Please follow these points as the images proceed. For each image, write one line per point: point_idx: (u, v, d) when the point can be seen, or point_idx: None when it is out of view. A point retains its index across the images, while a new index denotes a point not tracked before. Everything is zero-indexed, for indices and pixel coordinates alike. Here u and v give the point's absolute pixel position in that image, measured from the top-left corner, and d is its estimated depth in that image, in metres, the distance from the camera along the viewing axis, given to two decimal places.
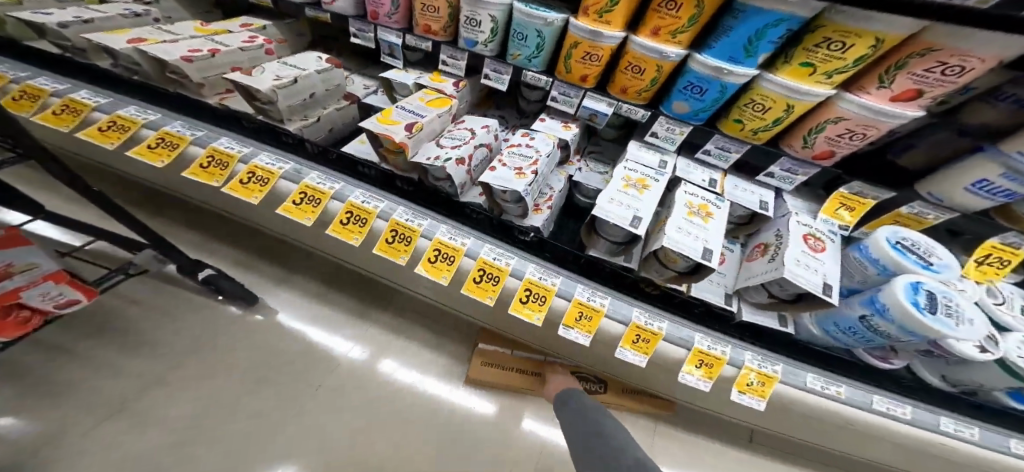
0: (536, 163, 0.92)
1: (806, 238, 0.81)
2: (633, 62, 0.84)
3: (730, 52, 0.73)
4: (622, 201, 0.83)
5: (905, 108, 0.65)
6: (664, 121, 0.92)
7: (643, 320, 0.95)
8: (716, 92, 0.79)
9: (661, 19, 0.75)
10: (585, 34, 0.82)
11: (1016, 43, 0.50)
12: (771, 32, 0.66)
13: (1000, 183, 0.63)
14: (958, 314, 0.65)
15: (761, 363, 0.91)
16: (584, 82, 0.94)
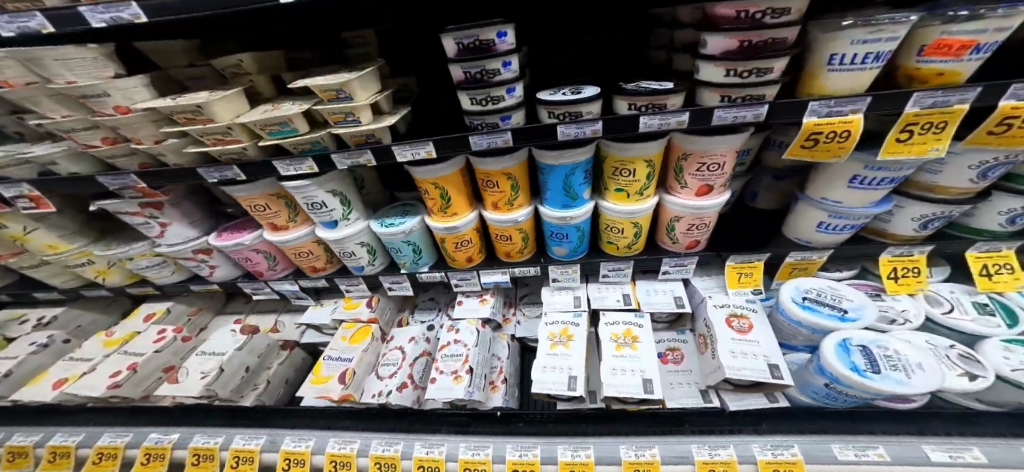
0: (468, 359, 0.82)
1: (730, 320, 0.72)
2: (498, 231, 0.77)
3: (560, 199, 0.69)
4: (555, 365, 0.72)
5: (713, 197, 0.67)
6: (557, 269, 0.82)
7: (633, 450, 0.74)
8: (575, 232, 0.75)
9: (492, 196, 0.69)
10: (443, 232, 0.74)
11: (733, 138, 0.57)
12: (576, 179, 0.66)
13: (836, 222, 0.65)
14: (905, 365, 0.56)
15: (773, 450, 0.69)
16: (472, 260, 0.83)
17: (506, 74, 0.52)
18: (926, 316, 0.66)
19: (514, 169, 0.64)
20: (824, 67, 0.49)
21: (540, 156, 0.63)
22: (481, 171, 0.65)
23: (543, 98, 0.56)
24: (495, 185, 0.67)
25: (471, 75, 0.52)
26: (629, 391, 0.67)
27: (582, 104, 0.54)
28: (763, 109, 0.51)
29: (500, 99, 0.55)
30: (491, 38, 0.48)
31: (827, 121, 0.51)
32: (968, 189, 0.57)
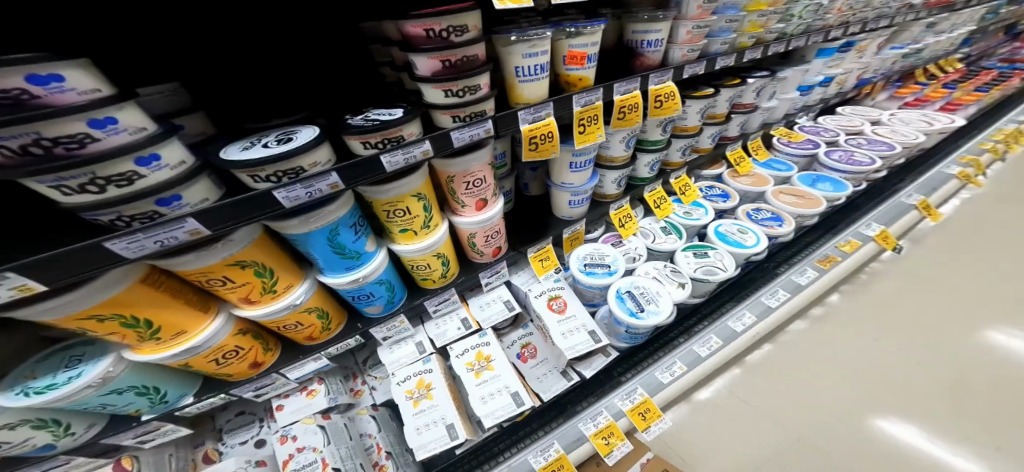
0: (327, 462, 0.63)
1: (552, 303, 0.78)
2: (278, 323, 0.58)
3: (342, 264, 0.57)
4: (430, 420, 0.66)
5: (490, 207, 0.71)
6: (379, 328, 0.70)
7: (541, 456, 0.71)
8: (382, 288, 0.65)
9: (233, 293, 0.49)
10: (184, 357, 0.51)
11: (479, 154, 0.63)
12: (346, 236, 0.55)
13: (578, 196, 0.81)
14: (654, 298, 0.73)
15: (630, 396, 0.79)
16: (259, 364, 0.62)
17: (116, 137, 0.31)
18: (648, 249, 0.87)
19: (249, 251, 0.47)
20: (515, 78, 0.61)
21: (284, 227, 0.49)
22: (185, 271, 0.43)
23: (236, 159, 0.42)
24: (224, 281, 0.47)
25: (18, 152, 0.28)
26: (505, 414, 0.66)
27: (304, 156, 0.45)
28: (490, 122, 0.59)
29: (131, 178, 0.33)
30: (15, 85, 0.26)
31: (535, 125, 0.64)
32: (627, 157, 0.82)
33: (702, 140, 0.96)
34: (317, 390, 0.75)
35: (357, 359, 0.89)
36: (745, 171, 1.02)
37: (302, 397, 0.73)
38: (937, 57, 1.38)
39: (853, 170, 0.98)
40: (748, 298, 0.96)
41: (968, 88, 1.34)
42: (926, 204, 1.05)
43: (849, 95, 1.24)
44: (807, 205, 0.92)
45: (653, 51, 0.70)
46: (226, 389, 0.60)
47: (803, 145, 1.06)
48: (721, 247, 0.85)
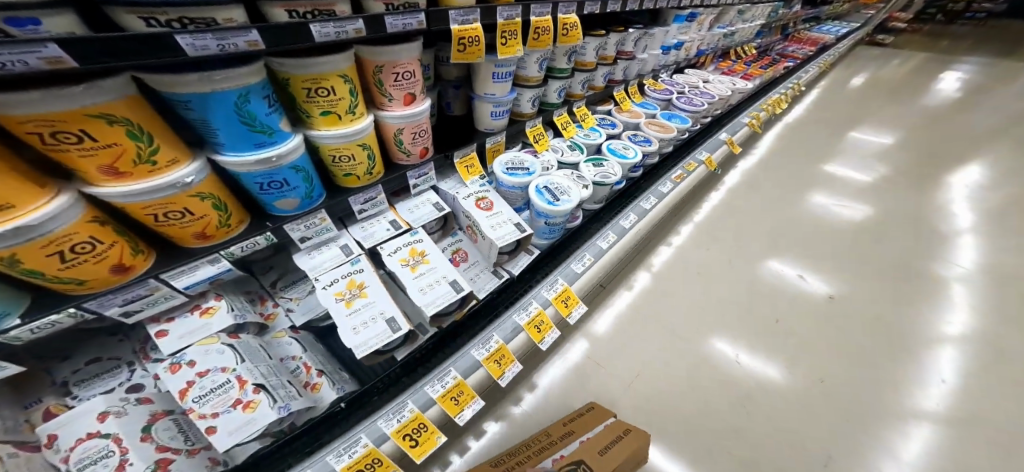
0: (245, 378, 0.58)
1: (479, 203, 0.89)
2: (158, 209, 0.52)
3: (254, 139, 0.56)
4: (367, 319, 0.69)
5: (417, 105, 0.76)
6: (296, 224, 0.69)
7: (484, 348, 0.79)
8: (298, 175, 0.65)
9: (91, 158, 0.42)
10: (11, 246, 0.39)
11: (410, 47, 0.67)
12: (257, 107, 0.54)
13: (499, 110, 0.91)
14: (566, 190, 0.90)
15: (553, 287, 0.91)
16: (129, 266, 0.53)
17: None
18: (558, 162, 1.04)
19: (118, 106, 0.41)
20: None
21: (168, 84, 0.46)
22: (15, 117, 0.36)
23: (110, 1, 0.39)
24: (79, 138, 0.40)
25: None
26: (444, 301, 0.74)
27: (210, 9, 0.44)
28: (423, 15, 0.63)
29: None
30: None
31: (464, 28, 0.69)
32: (539, 79, 0.94)
33: (596, 78, 1.15)
34: (213, 310, 0.65)
35: (263, 282, 0.79)
36: (626, 107, 1.28)
37: (196, 317, 0.62)
38: (744, 40, 1.87)
39: (693, 111, 1.32)
40: (632, 201, 1.16)
41: (757, 67, 1.88)
42: (733, 142, 1.46)
43: (692, 61, 1.61)
44: (665, 132, 1.21)
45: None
46: (77, 301, 0.50)
47: (663, 91, 1.36)
48: (612, 160, 1.08)
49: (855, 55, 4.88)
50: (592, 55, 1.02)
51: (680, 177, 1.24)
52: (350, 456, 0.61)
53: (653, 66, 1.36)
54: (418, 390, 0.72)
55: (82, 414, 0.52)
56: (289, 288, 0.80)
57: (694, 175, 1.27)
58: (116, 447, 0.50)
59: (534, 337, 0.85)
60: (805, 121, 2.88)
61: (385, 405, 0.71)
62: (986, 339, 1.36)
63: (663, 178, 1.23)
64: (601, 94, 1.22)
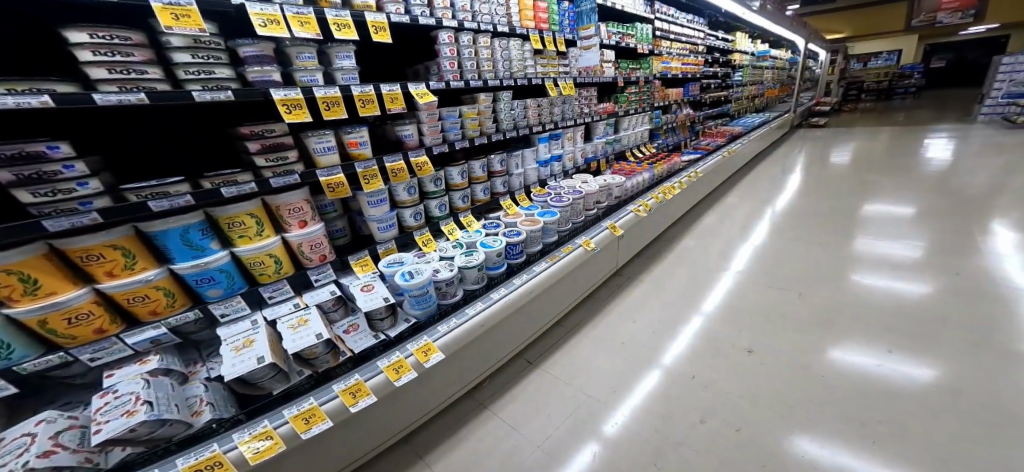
0: (141, 396, 0.77)
1: (362, 286, 1.14)
2: (131, 296, 0.80)
3: (188, 253, 0.86)
4: (244, 357, 0.86)
5: (311, 226, 1.07)
6: (217, 306, 0.92)
7: (345, 382, 0.98)
8: (222, 274, 0.92)
9: (100, 267, 0.75)
10: (42, 312, 0.70)
11: (296, 196, 1.01)
12: (195, 235, 0.86)
13: (383, 225, 1.25)
14: (421, 271, 1.14)
15: (418, 342, 1.11)
16: (107, 330, 0.79)
17: (71, 174, 0.67)
18: (438, 257, 1.28)
19: (120, 240, 0.76)
20: (315, 153, 1.03)
21: (148, 226, 0.80)
22: (74, 248, 0.71)
23: (127, 187, 0.76)
24: (97, 257, 0.74)
25: (24, 176, 0.63)
26: (304, 343, 0.92)
27: (167, 186, 0.80)
28: (297, 175, 0.98)
29: (71, 190, 0.68)
30: (37, 149, 0.63)
31: (330, 177, 1.03)
32: (413, 200, 1.31)
33: (476, 193, 1.53)
34: (147, 362, 0.87)
35: (202, 353, 1.03)
36: (512, 211, 1.57)
37: (135, 365, 0.86)
38: (635, 144, 2.45)
39: (562, 205, 1.59)
40: (512, 277, 1.40)
41: (648, 163, 2.34)
42: (613, 226, 1.75)
43: (584, 167, 2.05)
44: (532, 225, 1.45)
45: (411, 140, 1.21)
46: (67, 348, 0.75)
47: (544, 195, 1.67)
48: (479, 250, 1.31)
49: (808, 142, 5.40)
50: (460, 177, 1.42)
51: (555, 257, 1.50)
52: (196, 458, 0.78)
53: (535, 177, 1.75)
54: (278, 413, 0.90)
55: (26, 424, 0.73)
56: (214, 356, 1.01)
57: (570, 256, 1.52)
58: (30, 440, 0.69)
59: (392, 377, 1.02)
60: (786, 215, 2.86)
61: (258, 415, 0.89)
62: (961, 392, 1.23)
63: (540, 259, 1.49)
64: (487, 205, 1.58)
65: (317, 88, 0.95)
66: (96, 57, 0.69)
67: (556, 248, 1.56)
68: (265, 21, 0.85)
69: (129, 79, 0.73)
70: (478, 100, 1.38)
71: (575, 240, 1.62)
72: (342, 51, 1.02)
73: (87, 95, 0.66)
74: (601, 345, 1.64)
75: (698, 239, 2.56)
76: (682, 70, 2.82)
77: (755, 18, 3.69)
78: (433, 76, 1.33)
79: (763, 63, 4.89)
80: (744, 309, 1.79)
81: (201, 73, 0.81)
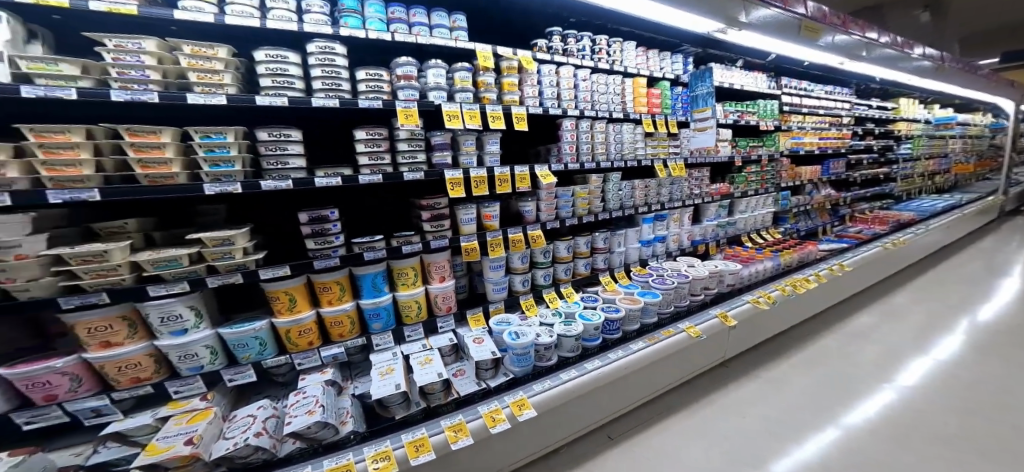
0: (318, 399, 1.05)
1: (475, 339, 1.37)
2: (334, 320, 1.22)
3: (371, 291, 1.28)
4: (387, 382, 1.10)
5: (445, 281, 1.41)
6: (377, 336, 1.29)
7: (450, 420, 1.13)
8: (385, 311, 1.31)
9: (327, 295, 1.20)
10: (289, 324, 1.13)
11: (444, 255, 1.38)
12: (378, 280, 1.28)
13: (499, 288, 1.48)
14: (524, 333, 1.29)
15: (514, 396, 1.21)
16: (312, 344, 1.18)
17: (334, 230, 1.17)
18: (539, 321, 1.42)
19: (341, 278, 1.21)
20: (462, 223, 1.32)
21: (357, 270, 1.24)
22: (320, 280, 1.18)
23: (356, 241, 1.25)
24: (327, 288, 1.20)
25: (315, 229, 1.15)
26: (429, 379, 1.12)
27: (374, 242, 1.25)
28: (448, 239, 1.31)
29: (328, 242, 1.18)
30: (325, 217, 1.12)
31: (468, 243, 1.31)
32: (525, 268, 1.51)
33: (578, 266, 1.65)
34: (326, 372, 1.19)
35: (352, 371, 1.34)
36: (610, 287, 1.64)
37: (319, 373, 1.19)
38: (753, 228, 2.27)
39: (664, 287, 1.57)
40: (608, 352, 1.41)
41: (771, 250, 2.11)
42: (723, 315, 1.63)
43: (690, 249, 1.99)
44: (632, 303, 1.48)
45: (530, 215, 1.43)
46: (291, 354, 1.15)
47: (644, 275, 1.69)
48: (578, 322, 1.39)
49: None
50: (566, 251, 1.57)
51: (654, 338, 1.47)
52: (337, 461, 0.99)
53: (636, 256, 1.79)
54: (396, 436, 1.08)
55: (251, 406, 1.08)
56: (359, 376, 1.30)
57: (670, 340, 1.47)
58: (252, 420, 1.02)
59: (489, 423, 1.12)
60: (991, 329, 2.12)
61: (384, 433, 1.10)
62: None
63: (638, 339, 1.48)
64: (586, 279, 1.69)
65: (473, 170, 1.27)
66: (365, 147, 1.12)
67: (654, 331, 1.53)
68: (450, 116, 1.20)
69: (376, 165, 1.14)
70: (590, 180, 1.55)
71: (676, 323, 1.57)
72: (493, 139, 1.33)
73: (357, 177, 1.11)
74: (702, 435, 1.45)
75: (845, 340, 2.09)
76: (819, 144, 2.58)
77: (924, 82, 3.17)
78: (552, 158, 1.58)
79: (944, 131, 4.00)
80: (918, 432, 1.38)
81: (410, 158, 1.19)
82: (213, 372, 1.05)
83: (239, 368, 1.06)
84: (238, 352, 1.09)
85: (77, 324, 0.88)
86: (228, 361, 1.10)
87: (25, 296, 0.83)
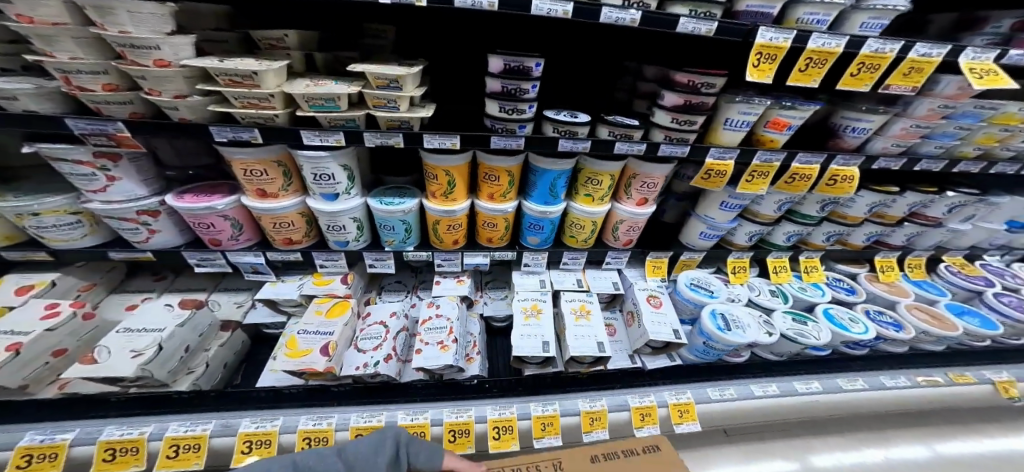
0: (451, 328, 0.98)
1: (649, 298, 1.10)
2: (487, 220, 1.03)
3: (543, 197, 0.97)
4: (532, 333, 1.02)
5: (642, 207, 1.02)
6: (529, 254, 1.11)
7: (588, 404, 0.98)
8: (549, 225, 1.04)
9: (490, 188, 0.93)
10: (441, 214, 0.95)
11: (663, 169, 0.93)
12: (558, 183, 0.94)
13: (710, 231, 1.09)
14: (743, 325, 0.99)
15: (678, 395, 1.02)
16: (457, 244, 1.06)
17: (531, 94, 0.75)
18: (749, 299, 1.11)
19: (513, 169, 0.89)
20: (722, 125, 0.87)
21: (536, 161, 0.90)
22: (487, 165, 0.88)
23: (551, 117, 0.83)
24: (493, 179, 0.91)
25: (506, 89, 0.75)
26: (585, 351, 0.98)
27: (576, 127, 0.82)
28: (688, 147, 0.87)
29: (519, 112, 0.77)
30: (528, 65, 0.71)
31: (717, 162, 0.90)
32: (772, 217, 1.06)
33: (850, 235, 1.13)
34: (462, 282, 1.14)
35: (486, 279, 1.30)
36: (887, 279, 1.16)
37: (455, 282, 1.14)
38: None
39: (1012, 319, 1.05)
40: (815, 375, 1.09)
41: None
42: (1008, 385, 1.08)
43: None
44: (939, 326, 1.03)
45: (854, 137, 0.89)
46: (435, 251, 1.06)
47: (974, 279, 1.14)
48: (819, 323, 1.05)
49: None
50: (861, 211, 1.04)
51: (932, 380, 1.06)
52: (457, 417, 0.90)
53: (972, 241, 1.17)
54: (524, 403, 0.97)
55: (382, 309, 1.02)
56: (488, 289, 1.26)
57: (964, 390, 1.07)
58: (382, 334, 0.95)
59: (636, 420, 0.97)
60: None
61: (503, 395, 0.98)
62: None
63: (901, 371, 1.09)
64: (850, 254, 1.17)
65: (816, 37, 0.71)
66: None
67: (896, 370, 1.09)
68: None
69: None
70: None
71: (930, 365, 1.10)
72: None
73: (598, 9, 0.63)
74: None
75: None
76: None
77: None
78: (1001, 43, 0.83)
79: None
80: None
81: None
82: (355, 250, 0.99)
83: (379, 257, 1.01)
84: (382, 235, 0.99)
85: (234, 161, 0.76)
86: (370, 240, 1.03)
87: (176, 115, 0.67)
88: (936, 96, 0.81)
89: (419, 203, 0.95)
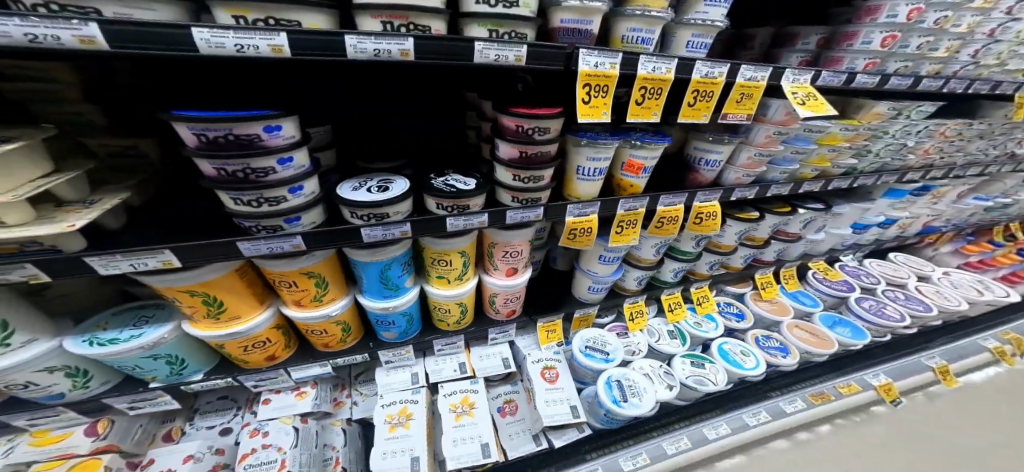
0: (285, 464, 0.69)
1: (543, 372, 0.93)
2: (310, 327, 0.75)
3: (379, 291, 0.74)
4: (399, 449, 0.76)
5: (516, 277, 0.85)
6: (386, 352, 0.86)
7: None
8: (403, 318, 0.81)
9: (293, 294, 0.67)
10: (223, 338, 0.64)
11: (524, 235, 0.77)
12: (393, 271, 0.72)
13: (597, 285, 0.95)
14: (638, 392, 0.86)
15: None
16: (275, 359, 0.76)
17: (284, 172, 0.51)
18: (649, 347, 1.01)
19: (317, 266, 0.65)
20: (575, 175, 0.73)
21: (350, 253, 0.67)
22: (274, 269, 0.61)
23: (345, 198, 0.59)
24: (291, 283, 0.65)
25: (230, 172, 0.49)
26: (468, 461, 0.77)
27: (389, 207, 0.60)
28: (541, 210, 0.72)
29: (280, 199, 0.53)
30: (254, 132, 0.47)
31: (578, 219, 0.76)
32: (654, 261, 0.95)
33: (730, 259, 1.08)
34: (304, 395, 0.83)
35: (350, 371, 0.99)
36: (768, 296, 1.13)
37: (291, 397, 0.82)
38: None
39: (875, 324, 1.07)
40: (721, 414, 1.04)
41: None
42: (888, 387, 1.15)
43: (910, 240, 1.30)
44: (819, 347, 1.01)
45: (709, 169, 0.81)
46: (235, 374, 0.73)
47: (837, 286, 1.15)
48: (718, 364, 0.96)
49: None
50: (732, 239, 0.97)
51: (818, 397, 1.10)
52: None
53: (827, 247, 1.17)
54: None
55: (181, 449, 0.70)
56: (360, 385, 0.96)
57: (853, 400, 1.11)
58: None
59: None
60: None
61: None
62: None
63: (793, 393, 1.11)
64: (735, 275, 1.13)
65: (645, 61, 0.59)
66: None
67: (791, 392, 1.11)
68: None
69: (400, 12, 0.49)
70: (867, 113, 0.81)
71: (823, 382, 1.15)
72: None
73: (338, 39, 0.45)
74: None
75: None
76: None
77: None
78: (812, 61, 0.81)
79: None
80: None
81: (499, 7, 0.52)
82: (91, 399, 0.63)
83: (142, 398, 0.65)
84: (135, 374, 0.64)
85: None
86: (120, 374, 0.66)
87: None
88: (770, 122, 0.76)
89: (178, 327, 0.62)
